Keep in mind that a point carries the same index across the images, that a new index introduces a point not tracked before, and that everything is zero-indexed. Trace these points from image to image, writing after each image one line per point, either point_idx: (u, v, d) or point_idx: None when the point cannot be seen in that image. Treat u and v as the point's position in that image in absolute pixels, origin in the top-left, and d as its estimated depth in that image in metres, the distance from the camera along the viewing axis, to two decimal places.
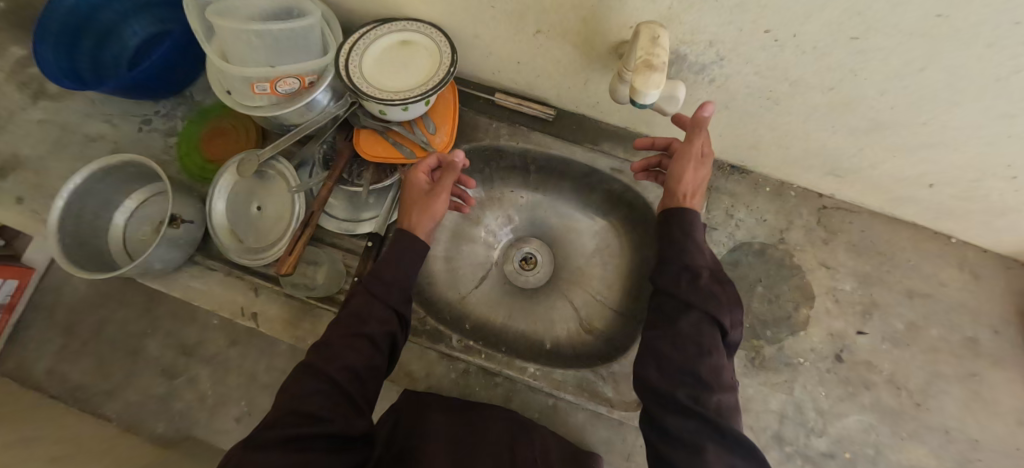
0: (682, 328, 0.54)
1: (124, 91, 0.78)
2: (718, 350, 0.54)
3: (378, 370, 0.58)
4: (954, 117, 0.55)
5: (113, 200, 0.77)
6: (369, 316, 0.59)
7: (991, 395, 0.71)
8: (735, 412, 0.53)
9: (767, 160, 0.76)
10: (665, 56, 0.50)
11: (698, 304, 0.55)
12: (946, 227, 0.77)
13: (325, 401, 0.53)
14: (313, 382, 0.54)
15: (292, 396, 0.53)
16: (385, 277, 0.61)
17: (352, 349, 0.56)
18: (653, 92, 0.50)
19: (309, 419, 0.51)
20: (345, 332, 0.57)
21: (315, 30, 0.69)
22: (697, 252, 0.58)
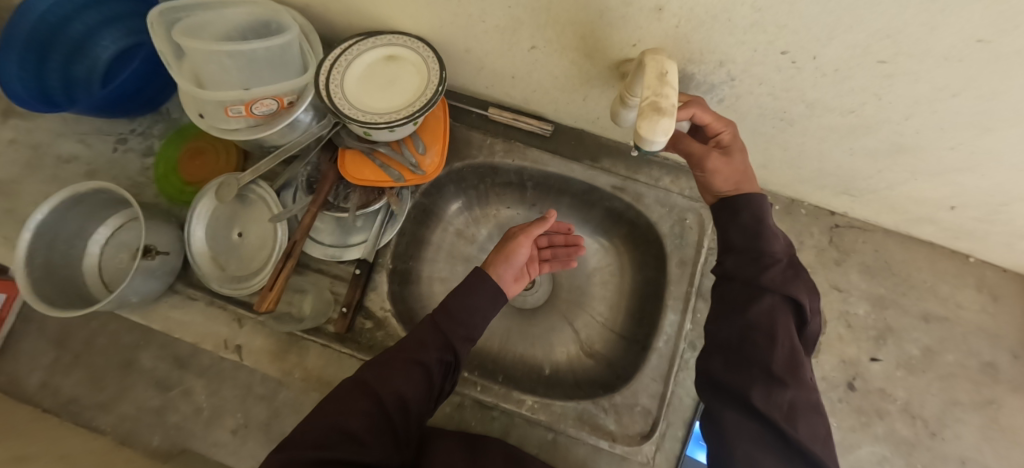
0: (752, 316, 0.50)
1: (96, 111, 0.73)
2: (793, 345, 0.49)
3: (425, 402, 0.57)
4: (986, 143, 0.50)
5: (85, 228, 0.73)
6: (433, 348, 0.58)
7: (1010, 424, 0.68)
8: (812, 412, 0.48)
9: (778, 178, 0.72)
10: (673, 96, 0.45)
11: (772, 292, 0.50)
12: (965, 247, 0.73)
13: (372, 423, 0.53)
14: (363, 402, 0.54)
15: (336, 412, 0.53)
16: (450, 309, 0.60)
17: (405, 379, 0.55)
18: (660, 140, 0.44)
19: (350, 443, 0.51)
20: (403, 357, 0.57)
21: (292, 46, 0.64)
22: (771, 238, 0.52)
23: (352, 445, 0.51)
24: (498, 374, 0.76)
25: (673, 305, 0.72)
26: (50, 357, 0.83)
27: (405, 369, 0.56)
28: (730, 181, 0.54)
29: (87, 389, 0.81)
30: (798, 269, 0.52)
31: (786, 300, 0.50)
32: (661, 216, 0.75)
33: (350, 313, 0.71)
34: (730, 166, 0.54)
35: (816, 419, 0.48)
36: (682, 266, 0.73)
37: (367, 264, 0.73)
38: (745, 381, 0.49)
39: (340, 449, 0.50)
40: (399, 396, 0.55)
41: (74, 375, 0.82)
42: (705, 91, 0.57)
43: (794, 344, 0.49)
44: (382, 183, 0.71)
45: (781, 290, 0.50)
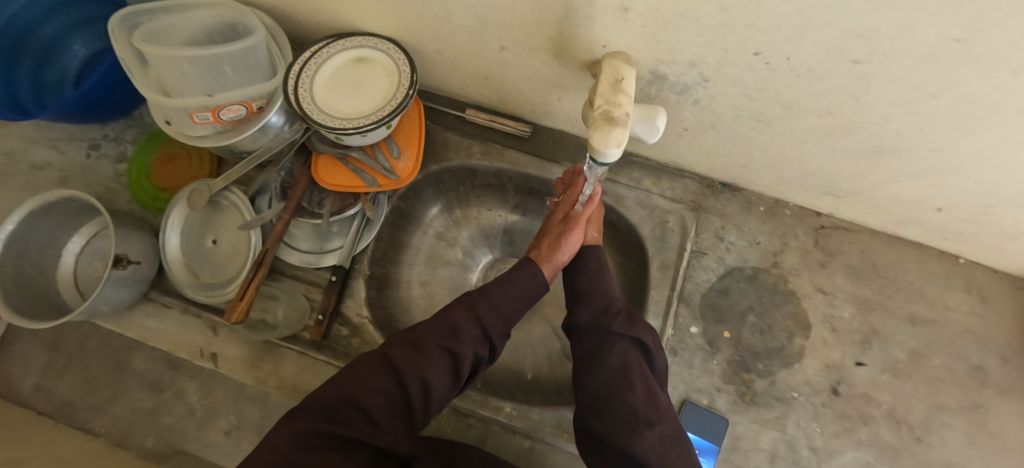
0: (611, 363, 0.56)
1: (67, 116, 0.72)
2: (649, 383, 0.56)
3: (448, 390, 0.55)
4: (969, 145, 0.48)
5: (59, 237, 0.72)
6: (471, 340, 0.57)
7: (997, 428, 0.66)
8: (679, 443, 0.54)
9: (760, 179, 0.71)
10: (627, 104, 0.44)
11: (624, 345, 0.57)
12: (954, 248, 0.71)
13: (391, 404, 0.51)
14: (386, 382, 0.52)
15: (356, 385, 0.51)
16: (493, 300, 0.59)
17: (434, 367, 0.54)
18: (614, 151, 0.42)
19: (363, 422, 0.49)
20: (438, 340, 0.55)
21: (257, 49, 0.62)
22: (600, 290, 0.62)
23: (363, 426, 0.49)
24: (477, 380, 0.74)
25: (653, 310, 0.68)
26: (43, 359, 0.83)
27: (437, 355, 0.54)
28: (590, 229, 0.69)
29: (76, 393, 0.80)
30: (635, 314, 0.61)
31: (634, 344, 0.58)
32: (642, 218, 0.72)
33: (326, 321, 0.71)
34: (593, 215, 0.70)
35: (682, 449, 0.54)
36: (663, 269, 0.70)
37: (343, 271, 0.73)
38: (615, 429, 0.54)
39: (349, 429, 0.48)
40: (426, 383, 0.53)
41: (65, 379, 0.81)
42: (679, 92, 0.55)
43: (649, 378, 0.57)
44: (355, 189, 0.69)
45: (630, 338, 0.57)
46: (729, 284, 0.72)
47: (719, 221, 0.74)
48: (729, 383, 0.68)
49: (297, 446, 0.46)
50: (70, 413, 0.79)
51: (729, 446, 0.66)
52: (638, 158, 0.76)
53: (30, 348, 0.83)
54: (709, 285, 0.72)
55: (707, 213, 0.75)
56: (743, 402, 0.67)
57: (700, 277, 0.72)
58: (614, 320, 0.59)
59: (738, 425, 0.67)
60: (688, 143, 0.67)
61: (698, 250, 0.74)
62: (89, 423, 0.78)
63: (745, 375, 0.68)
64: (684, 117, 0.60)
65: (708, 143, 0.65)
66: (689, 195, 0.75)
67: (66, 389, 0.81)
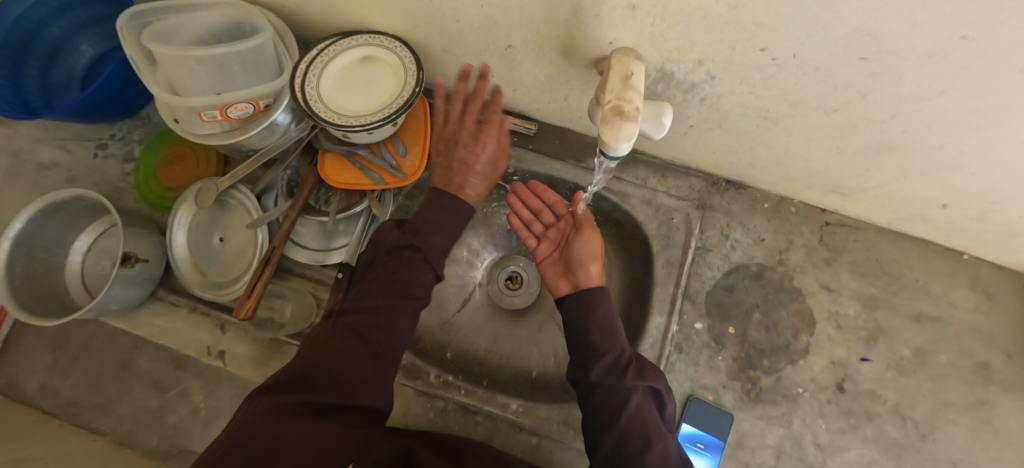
0: (627, 422, 0.55)
1: (75, 116, 0.72)
2: (663, 431, 0.56)
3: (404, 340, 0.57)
4: (976, 142, 0.49)
5: (67, 235, 0.72)
6: (425, 291, 0.59)
7: (1002, 424, 0.67)
8: None
9: (765, 177, 0.71)
10: (637, 100, 0.44)
11: (638, 398, 0.56)
12: (959, 244, 0.71)
13: (366, 366, 0.51)
14: (347, 343, 0.51)
15: (327, 355, 0.50)
16: (442, 250, 0.62)
17: (390, 323, 0.55)
18: (624, 146, 0.43)
19: (340, 385, 0.48)
20: (389, 295, 0.57)
21: (264, 48, 0.62)
22: (610, 339, 0.59)
23: (338, 388, 0.47)
24: (483, 377, 0.75)
25: (659, 307, 0.69)
26: (47, 360, 0.83)
27: (388, 307, 0.56)
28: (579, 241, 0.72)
29: (83, 391, 0.81)
30: (643, 359, 0.60)
31: (647, 394, 0.57)
32: (647, 216, 0.72)
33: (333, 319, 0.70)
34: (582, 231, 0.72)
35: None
36: (669, 267, 0.70)
37: (350, 268, 0.71)
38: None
39: (325, 391, 0.46)
40: (386, 340, 0.54)
41: (71, 378, 0.82)
42: (686, 90, 0.55)
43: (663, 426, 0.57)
44: (361, 187, 0.70)
45: (644, 387, 0.57)
46: (735, 282, 0.72)
47: (724, 218, 0.74)
48: (735, 380, 0.68)
49: (281, 419, 0.43)
50: (75, 413, 0.80)
51: (734, 442, 0.66)
52: (643, 156, 0.76)
53: (35, 348, 0.83)
54: (714, 282, 0.72)
55: (712, 210, 0.75)
56: (749, 399, 0.68)
57: (705, 274, 0.73)
58: (626, 367, 0.58)
59: (744, 422, 0.67)
60: (694, 141, 0.67)
61: (703, 248, 0.74)
62: (93, 423, 0.79)
63: (751, 372, 0.69)
64: (690, 115, 0.61)
65: (714, 141, 0.65)
66: (694, 193, 0.75)
67: (70, 389, 0.81)
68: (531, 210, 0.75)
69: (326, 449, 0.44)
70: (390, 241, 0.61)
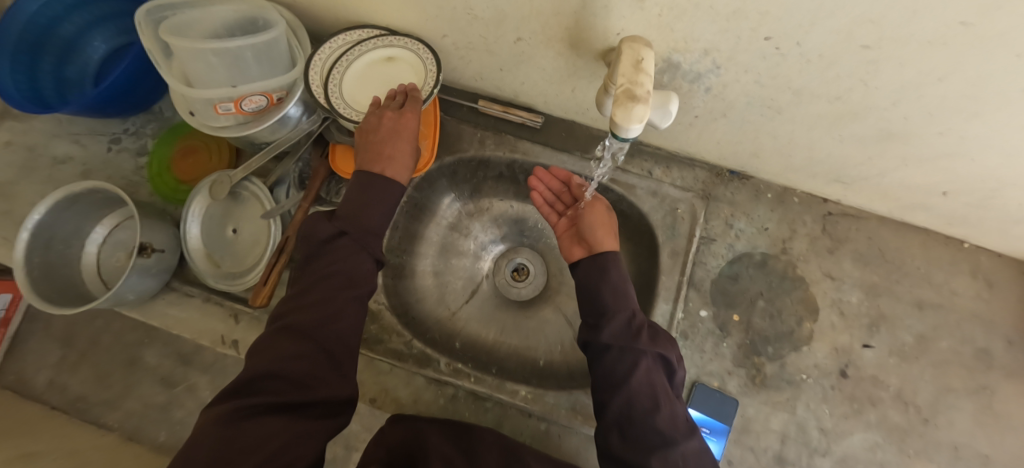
0: (637, 383, 0.57)
1: (90, 110, 0.74)
2: (670, 394, 0.58)
3: (357, 324, 0.57)
4: (976, 128, 0.50)
5: (83, 227, 0.74)
6: (366, 275, 0.58)
7: (1003, 409, 0.68)
8: (702, 457, 0.55)
9: (769, 167, 0.72)
10: (648, 84, 0.46)
11: (647, 360, 0.58)
12: (960, 233, 0.72)
13: (313, 361, 0.52)
14: (293, 345, 0.52)
15: (272, 360, 0.51)
16: (375, 230, 0.59)
17: (335, 314, 0.55)
18: (636, 127, 0.44)
19: (290, 387, 0.50)
20: (327, 289, 0.56)
21: (278, 41, 0.64)
22: (622, 302, 0.61)
23: (289, 390, 0.50)
24: (492, 365, 0.76)
25: (665, 295, 0.70)
26: (57, 355, 0.84)
27: (328, 299, 0.55)
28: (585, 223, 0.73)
29: (96, 382, 0.82)
30: (655, 326, 0.61)
31: (656, 359, 0.58)
32: (653, 206, 0.73)
33: None
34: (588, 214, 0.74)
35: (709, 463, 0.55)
36: (674, 256, 0.71)
37: None
38: (643, 452, 0.55)
39: (274, 395, 0.49)
40: (336, 331, 0.55)
41: (79, 375, 0.83)
42: (692, 80, 0.57)
43: (670, 390, 0.58)
44: None
45: (655, 351, 0.58)
46: (739, 271, 0.73)
47: (728, 208, 0.76)
48: (740, 366, 0.70)
49: (237, 431, 0.46)
50: (84, 408, 0.81)
51: (740, 427, 0.67)
52: (649, 147, 0.77)
53: (45, 343, 0.85)
54: (719, 271, 0.73)
55: (716, 201, 0.76)
56: (754, 385, 0.69)
57: (710, 263, 0.74)
58: (637, 331, 0.59)
59: (749, 407, 0.68)
60: (699, 132, 0.68)
61: (708, 237, 0.75)
62: (101, 418, 0.80)
63: (756, 359, 0.70)
64: (695, 105, 0.62)
65: (718, 131, 0.67)
66: (699, 183, 0.76)
67: (79, 385, 0.82)
68: (552, 191, 0.74)
69: (290, 446, 0.48)
70: (321, 232, 0.58)
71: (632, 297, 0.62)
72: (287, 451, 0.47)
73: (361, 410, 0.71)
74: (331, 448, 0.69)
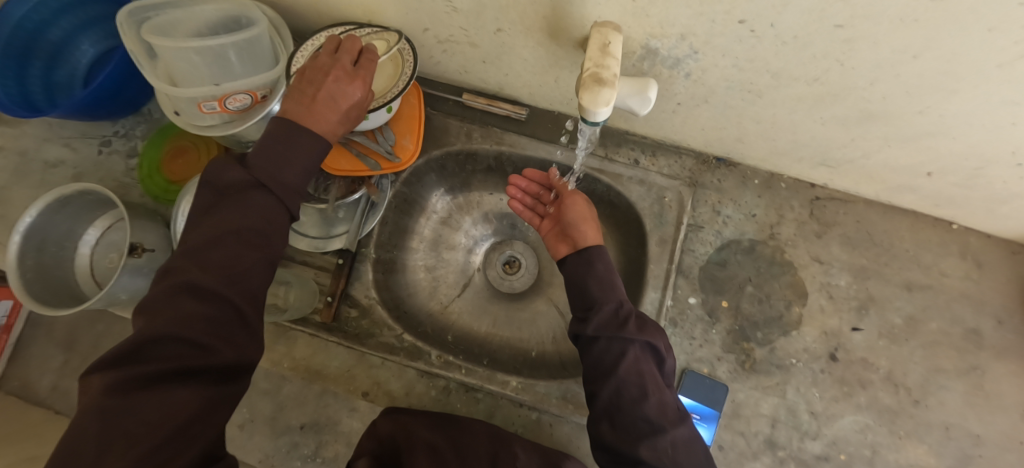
0: (625, 372, 0.57)
1: (80, 112, 0.74)
2: (659, 383, 0.57)
3: (265, 282, 0.53)
4: (954, 106, 0.50)
5: (76, 230, 0.74)
6: (279, 234, 0.53)
7: (993, 388, 0.68)
8: (692, 444, 0.55)
9: (754, 152, 0.72)
10: (614, 67, 0.47)
11: (634, 348, 0.58)
12: (948, 214, 0.72)
13: (218, 323, 0.47)
14: (189, 305, 0.47)
15: (169, 321, 0.45)
16: (289, 183, 0.53)
17: (241, 273, 0.50)
18: (602, 110, 0.46)
19: (190, 351, 0.45)
20: (235, 246, 0.50)
21: (261, 40, 0.64)
22: (608, 293, 0.61)
23: (188, 353, 0.45)
24: (484, 357, 0.76)
25: (653, 283, 0.70)
26: (59, 359, 0.85)
27: (237, 255, 0.50)
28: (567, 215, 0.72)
29: None
30: (643, 316, 0.61)
31: (645, 348, 0.58)
32: (640, 195, 0.74)
33: (335, 302, 0.73)
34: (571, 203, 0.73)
35: (699, 449, 0.55)
36: (662, 244, 0.71)
37: (350, 254, 0.75)
38: (632, 440, 0.55)
39: (168, 359, 0.44)
40: (244, 291, 0.50)
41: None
42: (671, 66, 0.57)
43: (659, 378, 0.58)
44: (359, 173, 0.70)
45: (643, 340, 0.58)
46: (727, 257, 0.74)
47: (715, 195, 0.76)
48: (729, 352, 0.70)
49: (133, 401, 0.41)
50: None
51: (730, 412, 0.68)
52: (634, 137, 0.78)
53: (48, 348, 0.85)
54: (707, 258, 0.73)
55: (703, 188, 0.76)
56: (743, 370, 0.69)
57: (698, 250, 0.74)
58: (625, 319, 0.59)
59: (739, 392, 0.68)
60: (683, 119, 0.68)
61: (696, 224, 0.75)
62: None
63: (745, 344, 0.70)
64: (677, 92, 0.62)
65: (701, 117, 0.67)
66: (686, 171, 0.76)
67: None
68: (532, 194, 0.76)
69: (196, 414, 0.44)
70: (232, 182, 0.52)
71: (618, 286, 0.62)
72: (197, 419, 0.44)
73: (360, 406, 0.71)
74: (333, 445, 0.70)
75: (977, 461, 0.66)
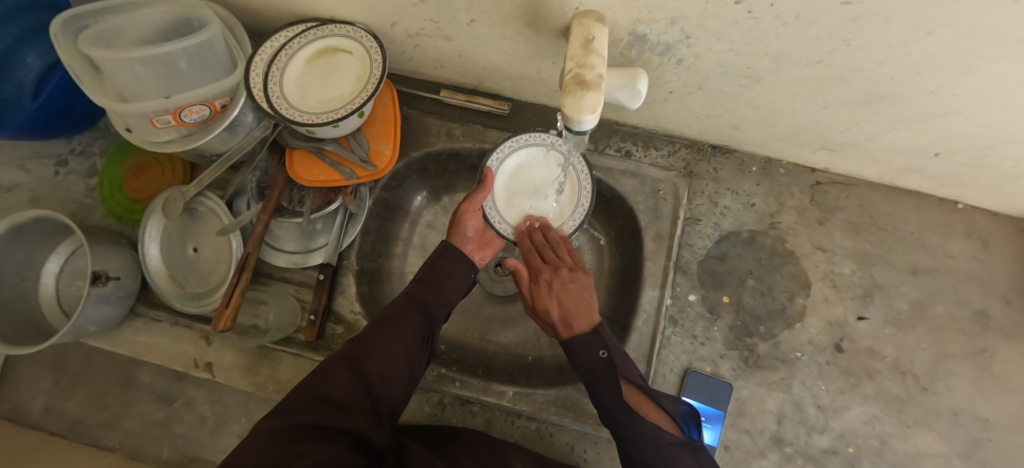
0: (634, 459, 0.55)
1: (29, 129, 0.69)
2: (670, 451, 0.55)
3: (404, 379, 0.58)
4: (968, 84, 0.46)
5: (35, 258, 0.70)
6: (413, 324, 0.59)
7: (1001, 370, 0.66)
8: None
9: (752, 138, 0.68)
10: (599, 66, 0.43)
11: (630, 436, 0.56)
12: (953, 194, 0.69)
13: (355, 394, 0.54)
14: (347, 372, 0.54)
15: (323, 380, 0.53)
16: (431, 280, 0.62)
17: (383, 353, 0.56)
18: (588, 118, 0.41)
19: (332, 410, 0.52)
20: (379, 328, 0.58)
21: (213, 44, 0.59)
22: (596, 365, 0.59)
23: (338, 414, 0.52)
24: (478, 366, 0.74)
25: (651, 281, 0.67)
26: (49, 381, 0.79)
27: (389, 351, 0.57)
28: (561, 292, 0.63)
29: (85, 410, 0.77)
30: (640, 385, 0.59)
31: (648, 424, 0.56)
32: (633, 188, 0.70)
33: (318, 320, 0.69)
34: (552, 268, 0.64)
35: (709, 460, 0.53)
36: (658, 240, 0.68)
37: (331, 268, 0.71)
38: None
39: (325, 417, 0.51)
40: (379, 367, 0.56)
41: (73, 398, 0.77)
42: (661, 52, 0.52)
43: (673, 446, 0.55)
44: (334, 183, 0.66)
45: (626, 424, 0.56)
46: (726, 250, 0.70)
47: (712, 185, 0.72)
48: (732, 349, 0.67)
49: (278, 439, 0.48)
50: (82, 431, 0.76)
51: (735, 410, 0.66)
52: (625, 127, 0.73)
53: (34, 370, 0.79)
54: (706, 252, 0.70)
55: (699, 178, 0.72)
56: (748, 367, 0.67)
57: (697, 244, 0.71)
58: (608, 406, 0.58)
59: (744, 390, 0.66)
60: (676, 107, 0.64)
61: (692, 217, 0.72)
62: (102, 440, 0.75)
63: (748, 339, 0.68)
64: (668, 79, 0.58)
65: (695, 105, 0.63)
66: (681, 161, 0.72)
67: (74, 409, 0.77)
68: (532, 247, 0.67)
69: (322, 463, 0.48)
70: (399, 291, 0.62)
71: (594, 364, 0.59)
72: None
73: None
74: None
75: (987, 445, 0.64)
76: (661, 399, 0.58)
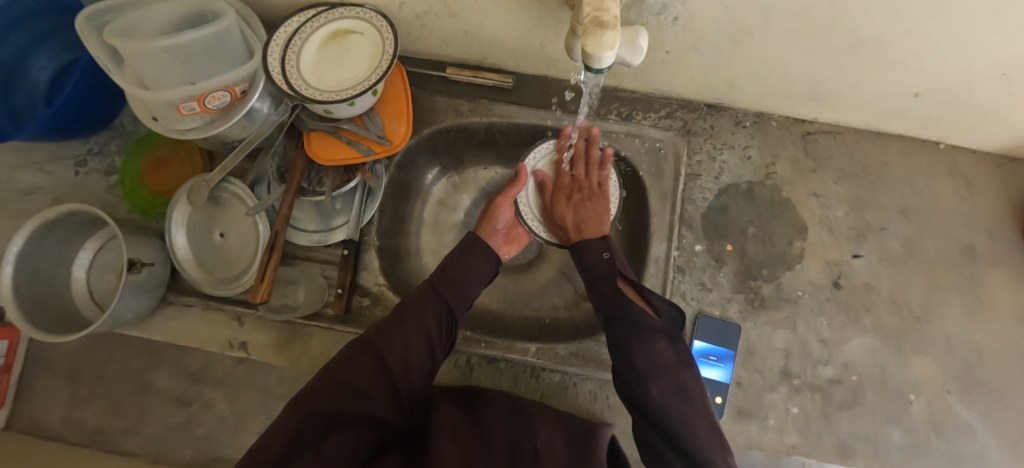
0: (617, 337, 0.60)
1: (50, 130, 0.71)
2: (649, 333, 0.59)
3: (427, 366, 0.61)
4: (940, 23, 0.50)
5: (66, 255, 0.72)
6: (432, 312, 0.63)
7: (989, 296, 0.71)
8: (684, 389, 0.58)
9: (745, 94, 0.72)
10: (614, 8, 0.45)
11: (617, 319, 0.60)
12: (935, 135, 0.74)
13: (376, 380, 0.57)
14: (369, 361, 0.58)
15: (345, 368, 0.57)
16: (451, 272, 0.65)
17: (402, 343, 0.59)
18: (608, 55, 0.45)
19: (355, 396, 0.55)
20: (399, 319, 0.61)
21: (230, 32, 0.62)
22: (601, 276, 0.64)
23: (360, 400, 0.55)
24: (500, 330, 0.77)
25: (658, 236, 0.71)
26: (65, 392, 0.76)
27: (410, 341, 0.60)
28: (587, 217, 0.69)
29: (105, 419, 0.75)
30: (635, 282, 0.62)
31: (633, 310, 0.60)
32: (636, 150, 0.74)
33: (345, 294, 0.72)
34: (594, 187, 0.72)
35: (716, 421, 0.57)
36: (662, 197, 0.72)
37: (354, 244, 0.74)
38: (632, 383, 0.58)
39: (348, 402, 0.55)
40: (399, 356, 0.59)
41: (91, 407, 0.76)
42: (658, 12, 0.56)
43: (653, 330, 0.59)
44: (353, 161, 0.70)
45: (617, 311, 0.60)
46: (728, 202, 0.75)
47: (710, 141, 0.76)
48: (739, 293, 0.72)
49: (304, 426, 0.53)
50: (102, 440, 0.74)
51: (744, 350, 0.70)
52: (624, 92, 0.77)
53: (50, 383, 0.77)
54: (708, 204, 0.74)
55: (696, 136, 0.76)
56: (753, 308, 0.71)
57: (699, 198, 0.75)
58: (602, 298, 0.63)
59: (752, 330, 0.71)
60: (672, 67, 0.68)
61: (693, 173, 0.76)
62: (123, 446, 0.74)
63: (753, 282, 0.72)
64: (665, 39, 0.61)
65: (692, 64, 0.66)
66: (678, 121, 0.76)
67: (95, 418, 0.75)
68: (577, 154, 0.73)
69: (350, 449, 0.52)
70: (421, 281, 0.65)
71: (598, 263, 0.64)
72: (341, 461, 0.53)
73: None
74: None
75: (979, 365, 0.69)
76: (655, 297, 0.61)
